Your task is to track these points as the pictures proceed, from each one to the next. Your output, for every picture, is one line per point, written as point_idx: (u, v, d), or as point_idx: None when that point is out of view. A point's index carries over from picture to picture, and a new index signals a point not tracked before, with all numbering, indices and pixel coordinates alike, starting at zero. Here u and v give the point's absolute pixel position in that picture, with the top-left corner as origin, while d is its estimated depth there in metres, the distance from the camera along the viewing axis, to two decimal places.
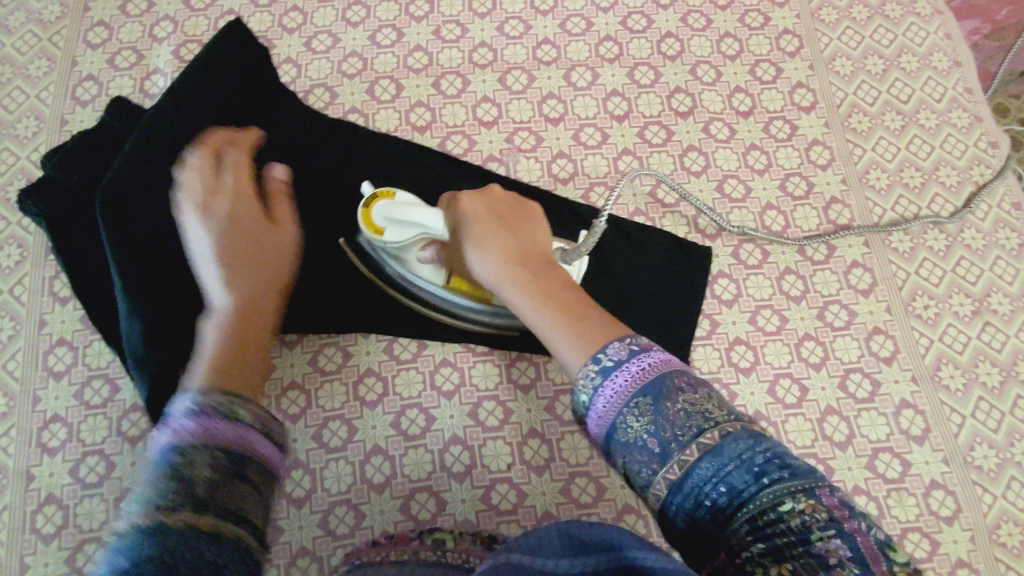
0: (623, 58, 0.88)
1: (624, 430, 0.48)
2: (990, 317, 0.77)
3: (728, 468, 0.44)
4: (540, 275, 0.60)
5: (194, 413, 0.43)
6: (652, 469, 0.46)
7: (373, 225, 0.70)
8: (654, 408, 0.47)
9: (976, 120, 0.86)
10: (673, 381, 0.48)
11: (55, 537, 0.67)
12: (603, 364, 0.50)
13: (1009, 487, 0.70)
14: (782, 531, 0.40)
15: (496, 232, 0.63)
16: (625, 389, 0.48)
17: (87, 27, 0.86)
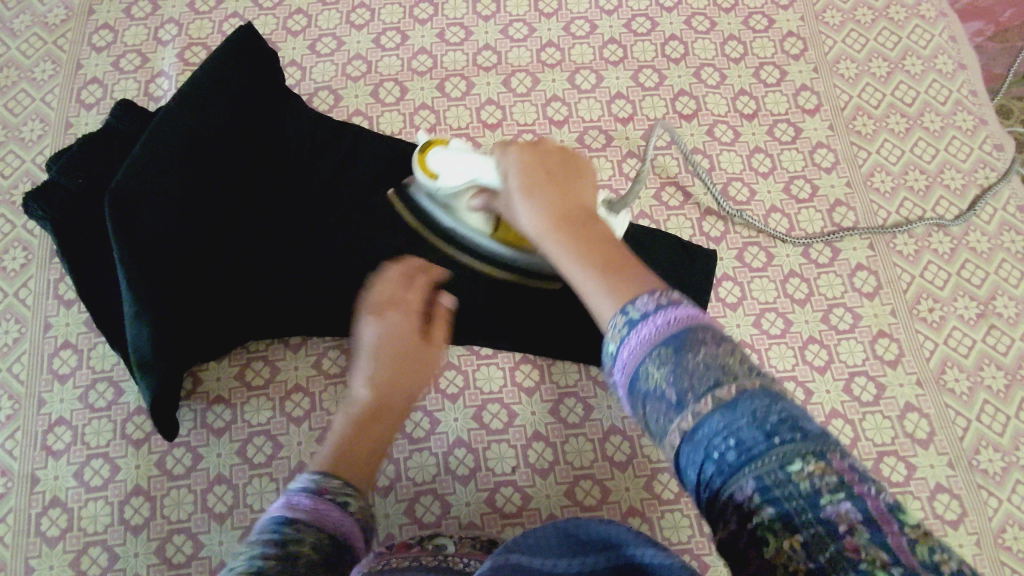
0: (627, 60, 0.88)
1: (644, 378, 0.44)
2: (995, 320, 0.76)
3: (742, 426, 0.40)
4: (584, 231, 0.58)
5: (313, 492, 0.52)
6: (668, 419, 0.43)
7: (426, 170, 0.68)
8: (674, 360, 0.43)
9: (981, 123, 0.86)
10: (701, 334, 0.44)
11: (60, 540, 0.67)
12: (631, 315, 0.46)
13: (1015, 490, 0.70)
14: (791, 495, 0.38)
15: (544, 186, 0.62)
16: (652, 338, 0.44)
17: (91, 30, 0.86)
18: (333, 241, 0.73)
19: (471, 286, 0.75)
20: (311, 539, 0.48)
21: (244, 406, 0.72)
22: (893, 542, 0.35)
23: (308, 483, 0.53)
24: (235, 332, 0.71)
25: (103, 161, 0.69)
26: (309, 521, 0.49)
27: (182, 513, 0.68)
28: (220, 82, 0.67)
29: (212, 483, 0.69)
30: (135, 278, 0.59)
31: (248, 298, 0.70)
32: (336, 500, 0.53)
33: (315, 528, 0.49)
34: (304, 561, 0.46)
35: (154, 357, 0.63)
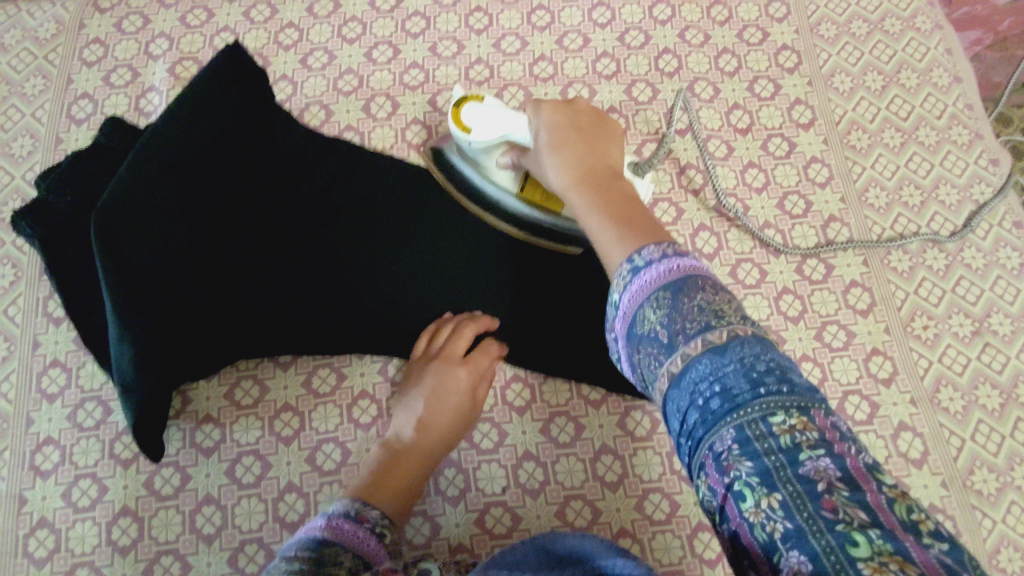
0: (621, 74, 0.87)
1: (640, 322, 0.46)
2: (990, 338, 0.76)
3: (728, 370, 0.41)
4: (608, 187, 0.57)
5: (353, 518, 0.59)
6: (659, 361, 0.45)
7: (460, 123, 0.68)
8: (670, 304, 0.45)
9: (977, 137, 0.85)
10: (700, 282, 0.45)
11: (47, 562, 0.67)
12: (635, 263, 0.47)
13: (1009, 511, 0.70)
14: (771, 447, 0.39)
15: (574, 141, 0.61)
16: (653, 282, 0.46)
17: (82, 45, 0.86)
18: (328, 260, 0.74)
19: (463, 307, 0.76)
20: (343, 556, 0.54)
21: (232, 426, 0.72)
22: (870, 501, 0.36)
23: (349, 507, 0.60)
24: (226, 351, 0.71)
25: (89, 183, 0.67)
26: (343, 540, 0.56)
27: (171, 534, 0.68)
28: (211, 98, 0.65)
29: (201, 504, 0.69)
30: (126, 303, 0.58)
31: (239, 316, 0.70)
32: (372, 528, 0.59)
33: (347, 547, 0.55)
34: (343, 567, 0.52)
35: (138, 379, 0.62)
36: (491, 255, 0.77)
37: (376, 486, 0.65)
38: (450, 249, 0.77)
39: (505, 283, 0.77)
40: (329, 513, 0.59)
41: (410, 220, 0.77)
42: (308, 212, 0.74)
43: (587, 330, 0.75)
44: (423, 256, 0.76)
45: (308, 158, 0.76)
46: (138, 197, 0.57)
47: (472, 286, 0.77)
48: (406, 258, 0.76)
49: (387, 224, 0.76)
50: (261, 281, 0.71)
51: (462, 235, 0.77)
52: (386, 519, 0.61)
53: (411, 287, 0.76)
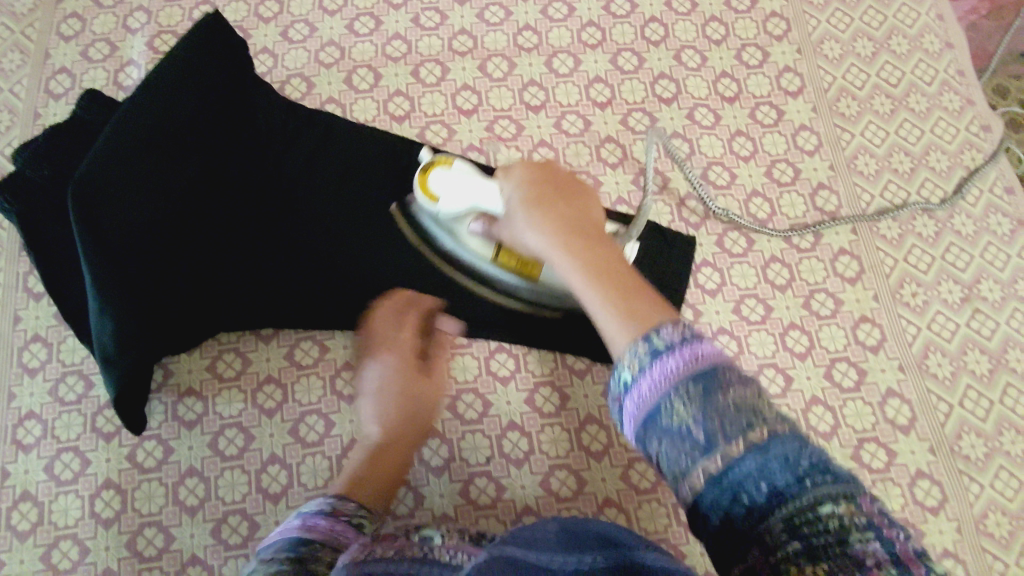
0: (606, 44, 0.86)
1: (667, 413, 0.42)
2: (980, 304, 0.75)
3: (773, 464, 0.39)
4: (595, 249, 0.53)
5: (327, 516, 0.53)
6: (691, 458, 0.41)
7: (427, 192, 0.66)
8: (704, 396, 0.41)
9: (968, 103, 0.84)
10: (725, 368, 0.42)
11: (31, 534, 0.67)
12: (654, 344, 0.43)
13: (997, 476, 0.69)
14: (820, 534, 0.37)
15: (553, 204, 0.57)
16: (677, 372, 0.42)
17: (60, 19, 0.85)
18: (310, 233, 0.73)
19: None
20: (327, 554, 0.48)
21: (214, 398, 0.71)
22: None
23: (324, 504, 0.55)
24: (207, 323, 0.71)
25: (64, 155, 0.66)
26: (329, 537, 0.51)
27: (154, 507, 0.68)
28: (181, 77, 0.65)
29: (183, 476, 0.68)
30: (103, 277, 0.58)
31: (222, 289, 0.70)
32: (351, 522, 0.54)
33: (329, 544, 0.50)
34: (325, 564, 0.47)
35: (119, 349, 0.62)
36: None
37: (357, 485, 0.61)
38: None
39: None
40: (303, 515, 0.53)
41: (395, 191, 0.75)
42: (288, 184, 0.73)
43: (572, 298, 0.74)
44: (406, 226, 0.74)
45: (292, 131, 0.75)
46: (110, 166, 0.58)
47: None
48: (389, 230, 0.74)
49: (370, 196, 0.75)
50: (241, 253, 0.70)
51: None
52: (363, 511, 0.57)
53: (395, 257, 0.74)
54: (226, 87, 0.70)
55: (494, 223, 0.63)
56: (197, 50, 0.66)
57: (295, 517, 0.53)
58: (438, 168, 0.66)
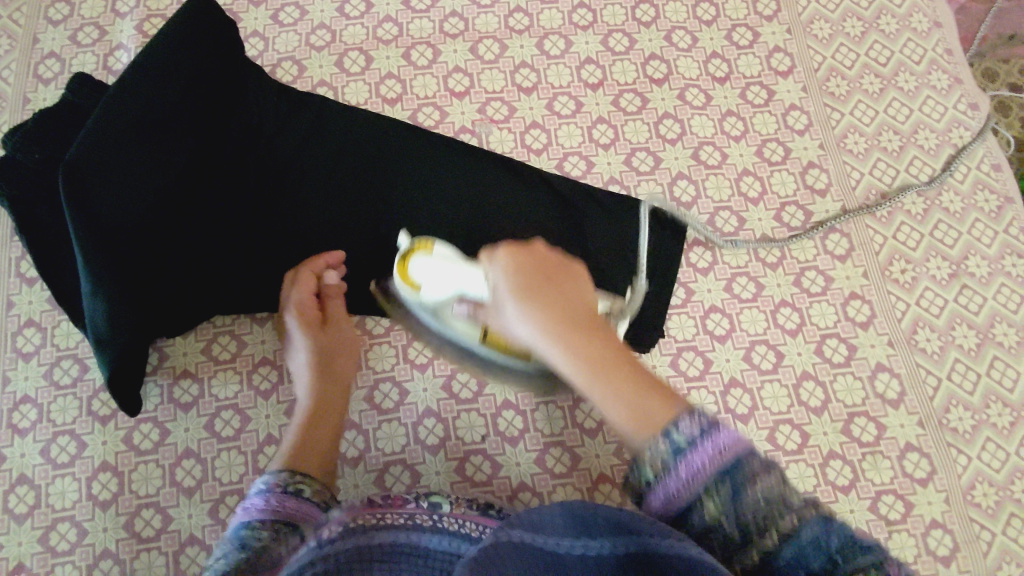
0: (597, 25, 0.86)
1: (695, 510, 0.43)
2: (967, 280, 0.76)
3: (803, 543, 0.41)
4: (601, 343, 0.51)
5: (263, 493, 0.56)
6: (731, 551, 0.43)
7: (408, 280, 0.63)
8: (731, 488, 0.43)
9: (956, 82, 0.84)
10: (747, 456, 0.43)
11: (28, 517, 0.67)
12: (675, 440, 0.44)
13: (984, 448, 0.70)
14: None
15: (551, 295, 0.53)
16: (702, 472, 0.43)
17: (47, 3, 0.84)
18: (304, 215, 0.73)
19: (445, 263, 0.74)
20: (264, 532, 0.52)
21: (210, 380, 0.71)
22: None
23: (261, 485, 0.57)
24: (202, 306, 0.71)
25: (56, 138, 0.65)
26: (272, 520, 0.53)
27: (151, 488, 0.68)
28: (171, 58, 0.65)
29: (180, 458, 0.69)
30: (95, 257, 0.58)
31: (215, 273, 0.70)
32: (289, 491, 0.57)
33: (267, 522, 0.53)
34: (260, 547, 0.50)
35: (113, 332, 0.62)
36: (471, 209, 0.75)
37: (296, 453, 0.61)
38: (427, 200, 0.75)
39: (484, 232, 0.75)
40: (244, 508, 0.55)
41: (388, 174, 0.75)
42: (280, 168, 0.73)
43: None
44: (399, 207, 0.75)
45: (284, 115, 0.75)
46: (101, 148, 0.59)
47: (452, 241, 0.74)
48: (382, 213, 0.74)
49: (363, 179, 0.75)
50: (235, 236, 0.71)
51: (440, 191, 0.76)
52: (298, 474, 0.59)
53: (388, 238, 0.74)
54: (217, 71, 0.70)
55: (481, 308, 0.60)
56: (187, 31, 0.66)
57: (239, 511, 0.55)
58: (419, 254, 0.63)
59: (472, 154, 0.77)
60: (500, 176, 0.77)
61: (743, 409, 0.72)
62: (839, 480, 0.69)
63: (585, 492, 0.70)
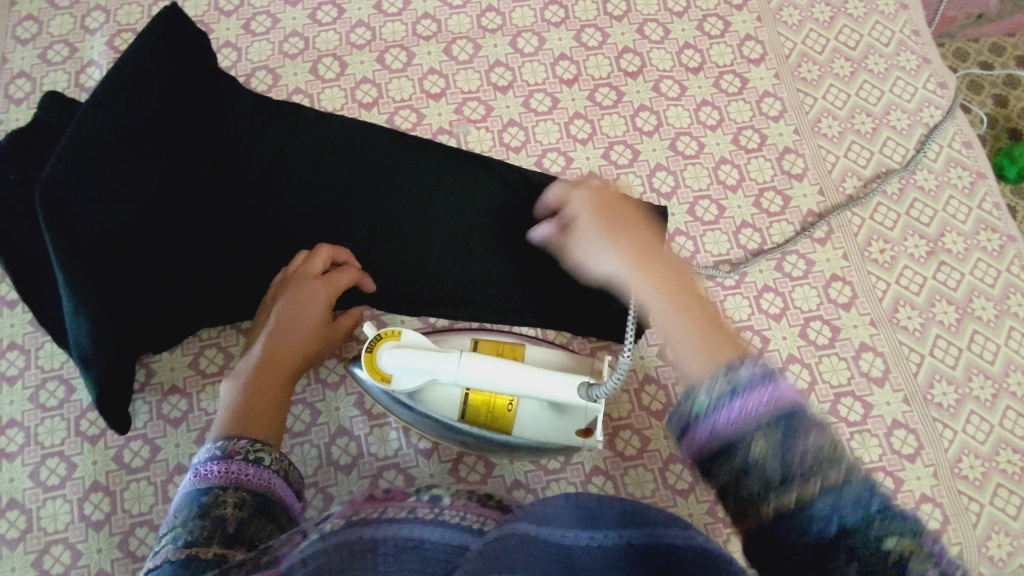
0: (569, 21, 0.86)
1: (741, 440, 0.39)
2: (945, 256, 0.77)
3: (846, 505, 0.36)
4: (676, 279, 0.51)
5: (219, 460, 0.54)
6: (758, 497, 0.38)
7: (378, 373, 0.61)
8: (784, 427, 0.39)
9: (925, 62, 0.85)
10: (801, 412, 0.40)
11: (20, 542, 0.66)
12: (734, 379, 0.40)
13: (968, 421, 0.72)
14: (883, 569, 0.34)
15: (632, 232, 0.56)
16: (753, 411, 0.39)
17: (15, 23, 0.83)
18: (286, 224, 0.73)
19: (427, 264, 0.74)
20: (227, 497, 0.51)
21: (198, 395, 0.71)
22: None
23: (213, 449, 0.55)
24: (188, 320, 0.70)
25: (33, 158, 0.65)
26: (232, 486, 0.52)
27: (144, 506, 0.67)
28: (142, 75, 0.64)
29: (172, 474, 0.68)
30: (77, 274, 0.58)
31: (200, 289, 0.70)
32: (246, 458, 0.55)
33: (227, 486, 0.52)
34: (229, 517, 0.49)
35: (100, 349, 0.62)
36: (452, 208, 0.75)
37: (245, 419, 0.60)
38: (405, 201, 0.75)
39: (472, 231, 0.75)
40: (195, 472, 0.53)
41: (367, 178, 0.75)
42: (259, 179, 0.73)
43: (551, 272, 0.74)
44: (379, 210, 0.75)
45: (258, 123, 0.75)
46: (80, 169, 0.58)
47: (434, 241, 0.74)
48: (362, 217, 0.74)
49: (340, 184, 0.75)
50: (218, 249, 0.70)
51: (419, 191, 0.76)
52: (259, 442, 0.57)
53: (377, 245, 0.74)
54: (188, 83, 0.69)
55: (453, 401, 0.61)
56: (157, 47, 0.66)
57: (189, 473, 0.54)
58: (386, 345, 0.61)
59: (451, 155, 0.78)
60: (478, 174, 0.77)
61: None
62: None
63: (579, 485, 0.70)
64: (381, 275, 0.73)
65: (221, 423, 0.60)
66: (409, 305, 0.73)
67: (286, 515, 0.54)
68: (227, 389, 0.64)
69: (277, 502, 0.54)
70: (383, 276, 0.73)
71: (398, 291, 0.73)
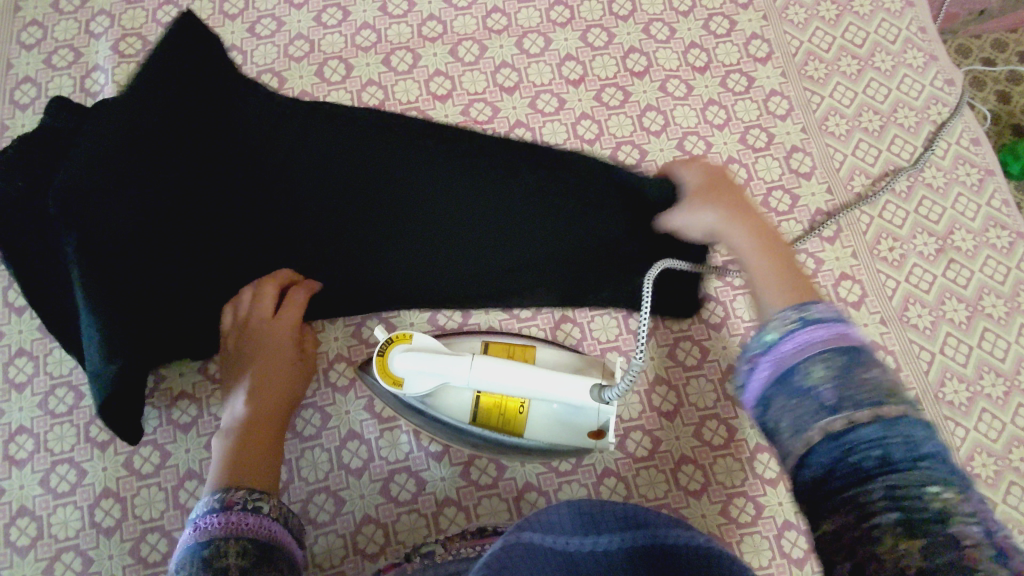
0: (575, 21, 0.86)
1: (803, 373, 0.41)
2: (954, 254, 0.77)
3: (895, 439, 0.36)
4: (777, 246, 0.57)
5: (219, 511, 0.52)
6: (811, 417, 0.39)
7: (390, 377, 0.61)
8: (846, 363, 0.40)
9: (931, 59, 0.85)
10: (868, 355, 0.41)
11: (31, 549, 0.66)
12: (810, 314, 0.43)
13: (980, 419, 0.71)
14: (911, 497, 0.34)
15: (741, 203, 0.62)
16: (823, 340, 0.41)
17: (19, 28, 0.83)
18: (297, 218, 0.71)
19: (438, 260, 0.72)
20: (229, 548, 0.49)
21: (208, 400, 0.71)
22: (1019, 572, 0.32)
23: (212, 501, 0.53)
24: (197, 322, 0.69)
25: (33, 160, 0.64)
26: (234, 537, 0.50)
27: (155, 512, 0.67)
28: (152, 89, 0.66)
29: (183, 479, 0.68)
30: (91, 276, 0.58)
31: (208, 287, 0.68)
32: (247, 507, 0.53)
33: (230, 537, 0.49)
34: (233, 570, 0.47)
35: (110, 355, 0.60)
36: (467, 200, 0.73)
37: (242, 471, 0.58)
38: (420, 193, 0.73)
39: (485, 222, 0.73)
40: (195, 525, 0.51)
41: (379, 171, 0.73)
42: (270, 173, 0.71)
43: (567, 264, 0.72)
44: (393, 203, 0.73)
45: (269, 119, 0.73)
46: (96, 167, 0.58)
47: (448, 235, 0.73)
48: (376, 210, 0.72)
49: (352, 175, 0.73)
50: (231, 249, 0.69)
51: (433, 183, 0.74)
52: (258, 492, 0.55)
53: (386, 240, 0.72)
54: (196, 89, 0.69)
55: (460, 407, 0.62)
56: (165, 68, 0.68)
57: (187, 526, 0.51)
58: (397, 349, 0.61)
59: (460, 145, 0.76)
60: (495, 165, 0.75)
61: None
62: None
63: (590, 487, 0.69)
64: (392, 271, 0.72)
65: (215, 477, 0.58)
66: (423, 301, 0.72)
67: (291, 562, 0.52)
68: (215, 447, 0.62)
69: (280, 550, 0.52)
70: (393, 272, 0.72)
71: (409, 290, 0.72)
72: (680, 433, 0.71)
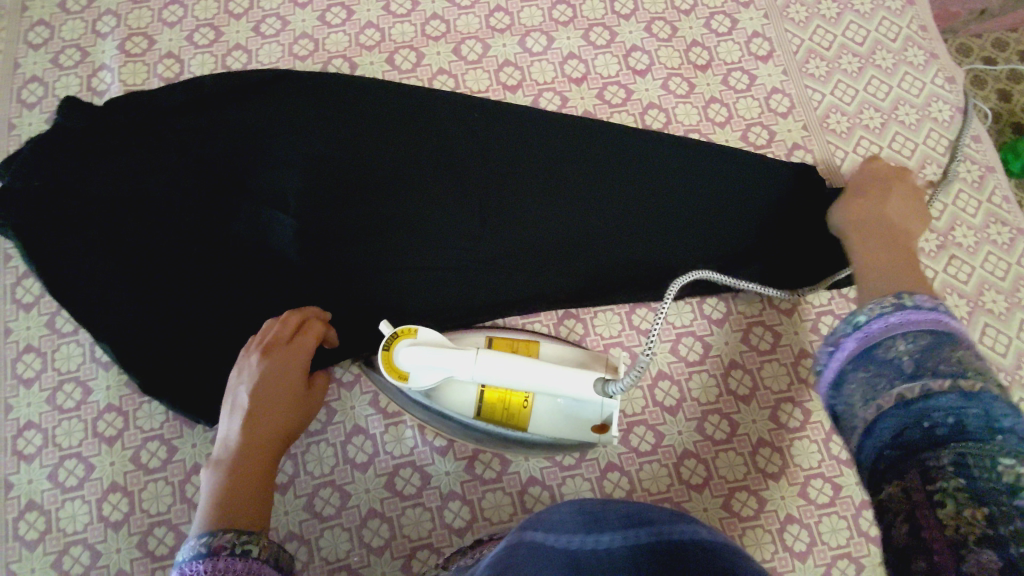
0: (577, 20, 0.87)
1: (884, 347, 0.42)
2: (956, 250, 0.77)
3: (972, 409, 0.35)
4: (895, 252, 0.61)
5: (206, 557, 0.49)
6: (889, 386, 0.40)
7: (395, 371, 0.61)
8: (931, 341, 0.40)
9: (932, 57, 0.86)
10: (959, 344, 0.40)
11: (39, 543, 0.66)
12: (905, 299, 0.43)
13: None
14: (986, 461, 0.33)
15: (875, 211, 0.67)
16: (914, 322, 0.42)
17: (26, 28, 0.84)
18: (345, 209, 0.71)
19: (476, 252, 0.72)
20: None
21: None
22: None
23: (197, 546, 0.50)
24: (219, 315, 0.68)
25: (57, 162, 0.69)
26: None
27: (162, 506, 0.68)
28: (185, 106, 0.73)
29: (190, 474, 0.69)
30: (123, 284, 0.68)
31: (258, 290, 0.69)
32: (237, 553, 0.50)
33: None
34: None
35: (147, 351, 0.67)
36: (515, 191, 0.74)
37: (232, 511, 0.55)
38: (465, 185, 0.74)
39: (546, 218, 0.73)
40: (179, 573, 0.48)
41: (427, 164, 0.74)
42: (315, 167, 0.72)
43: (603, 258, 0.72)
44: (439, 194, 0.73)
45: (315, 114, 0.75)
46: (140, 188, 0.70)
47: (486, 226, 0.72)
48: (421, 201, 0.73)
49: (398, 170, 0.73)
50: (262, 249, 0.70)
51: (477, 176, 0.74)
52: (247, 534, 0.52)
53: (450, 234, 0.72)
54: (223, 101, 0.74)
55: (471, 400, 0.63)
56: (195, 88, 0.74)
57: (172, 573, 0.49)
58: (402, 343, 0.62)
59: (529, 136, 0.76)
60: (539, 156, 0.75)
61: (744, 390, 0.73)
62: (842, 454, 0.70)
63: (594, 481, 0.70)
64: (428, 262, 0.71)
65: (204, 514, 0.54)
66: (478, 301, 0.71)
67: None
68: (205, 479, 0.58)
69: None
70: (428, 263, 0.71)
71: (447, 281, 0.71)
72: (683, 427, 0.71)
